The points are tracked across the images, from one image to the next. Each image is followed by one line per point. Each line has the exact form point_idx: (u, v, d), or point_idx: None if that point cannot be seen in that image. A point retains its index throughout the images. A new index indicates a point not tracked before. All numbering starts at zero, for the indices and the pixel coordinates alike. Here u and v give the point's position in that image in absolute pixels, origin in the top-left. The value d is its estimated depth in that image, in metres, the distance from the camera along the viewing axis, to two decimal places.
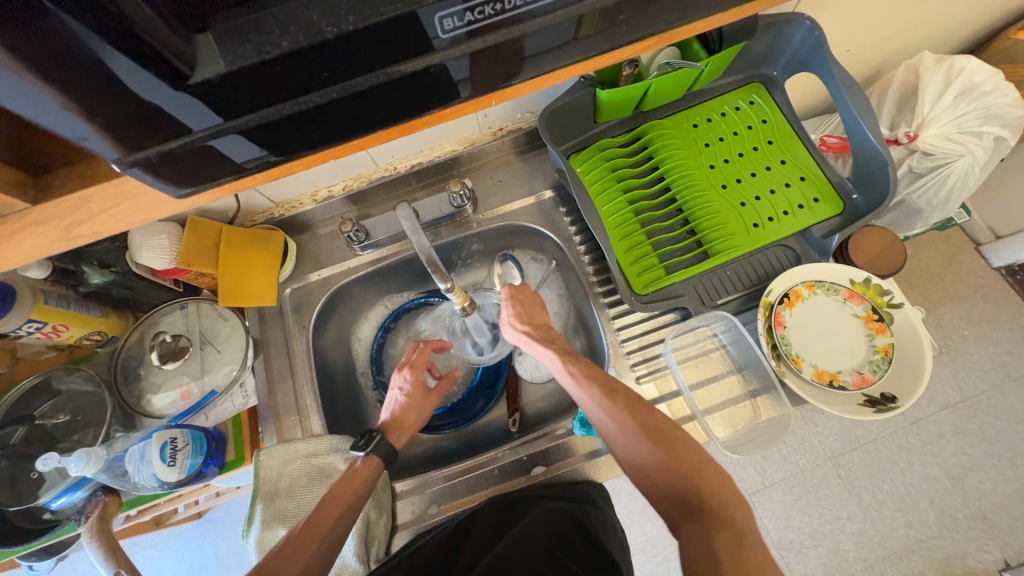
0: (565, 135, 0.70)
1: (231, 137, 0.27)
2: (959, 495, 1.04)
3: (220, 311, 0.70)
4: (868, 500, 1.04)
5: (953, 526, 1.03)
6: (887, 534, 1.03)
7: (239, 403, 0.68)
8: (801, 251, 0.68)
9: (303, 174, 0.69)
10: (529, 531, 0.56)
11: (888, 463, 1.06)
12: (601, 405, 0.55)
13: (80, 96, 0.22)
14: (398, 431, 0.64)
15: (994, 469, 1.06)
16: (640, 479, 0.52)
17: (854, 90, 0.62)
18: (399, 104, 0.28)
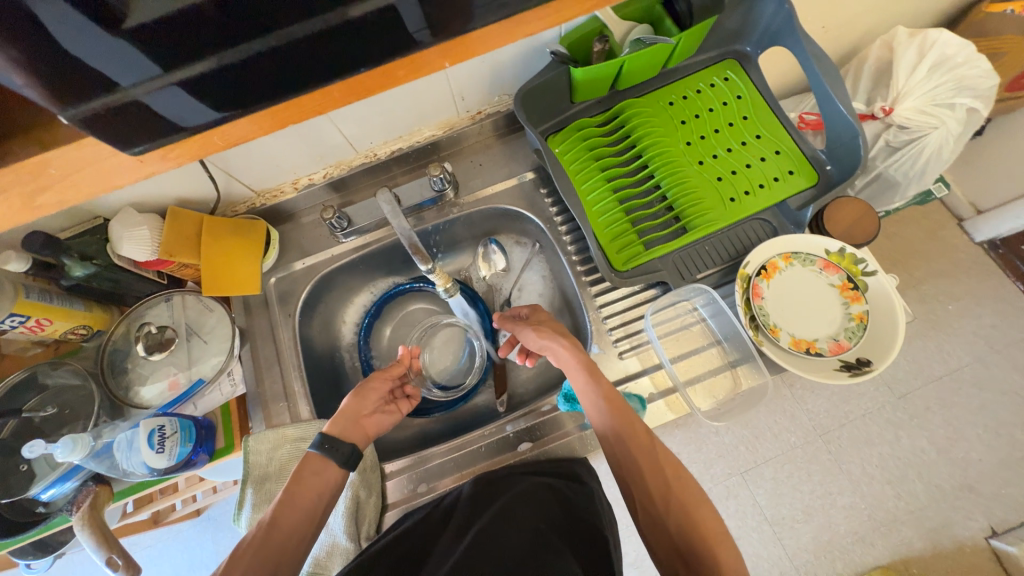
0: (542, 116, 0.70)
1: (174, 90, 0.28)
2: (947, 465, 1.07)
3: (206, 302, 0.71)
4: (857, 474, 1.07)
5: (940, 497, 1.06)
6: (877, 506, 1.05)
7: (227, 392, 0.68)
8: (777, 223, 0.69)
9: (283, 161, 0.70)
10: (514, 506, 0.57)
11: (876, 437, 1.08)
12: (636, 443, 0.56)
13: (23, 45, 0.24)
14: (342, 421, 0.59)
15: (980, 440, 1.09)
16: (654, 528, 0.53)
17: (824, 62, 0.63)
18: (346, 56, 0.30)
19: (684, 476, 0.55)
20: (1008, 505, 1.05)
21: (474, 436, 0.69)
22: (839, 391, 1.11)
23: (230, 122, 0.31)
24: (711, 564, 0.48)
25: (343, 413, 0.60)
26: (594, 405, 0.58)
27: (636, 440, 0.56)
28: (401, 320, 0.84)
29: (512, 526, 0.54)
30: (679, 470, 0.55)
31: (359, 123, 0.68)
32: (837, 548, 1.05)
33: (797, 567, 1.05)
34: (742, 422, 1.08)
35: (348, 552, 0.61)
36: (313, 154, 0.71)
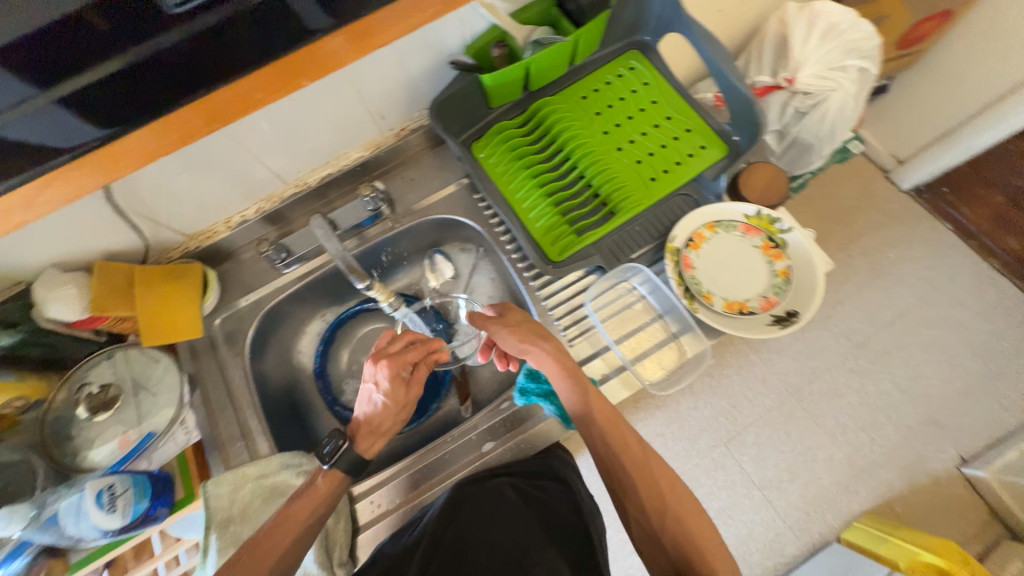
0: (461, 125, 0.73)
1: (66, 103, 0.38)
2: (911, 404, 1.15)
3: (151, 353, 0.69)
4: (831, 425, 1.14)
5: (910, 434, 1.13)
6: (854, 454, 1.12)
7: (182, 440, 0.67)
8: (698, 196, 0.72)
9: (210, 201, 0.70)
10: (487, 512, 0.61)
11: (844, 388, 1.17)
12: (626, 457, 0.57)
13: None
14: (374, 436, 0.63)
15: (938, 375, 1.16)
16: (649, 544, 0.54)
17: (713, 41, 0.67)
18: (186, 77, 0.40)
19: (679, 488, 0.56)
20: (972, 432, 1.12)
21: (436, 444, 0.69)
22: (803, 349, 1.20)
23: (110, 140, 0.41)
24: None
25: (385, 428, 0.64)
26: (585, 420, 0.59)
27: (626, 449, 0.57)
28: (358, 341, 0.83)
29: (490, 524, 0.60)
30: (672, 479, 0.56)
31: (282, 153, 0.69)
32: (825, 500, 1.10)
33: (790, 525, 1.09)
34: (715, 392, 1.17)
35: None
36: (240, 191, 0.72)
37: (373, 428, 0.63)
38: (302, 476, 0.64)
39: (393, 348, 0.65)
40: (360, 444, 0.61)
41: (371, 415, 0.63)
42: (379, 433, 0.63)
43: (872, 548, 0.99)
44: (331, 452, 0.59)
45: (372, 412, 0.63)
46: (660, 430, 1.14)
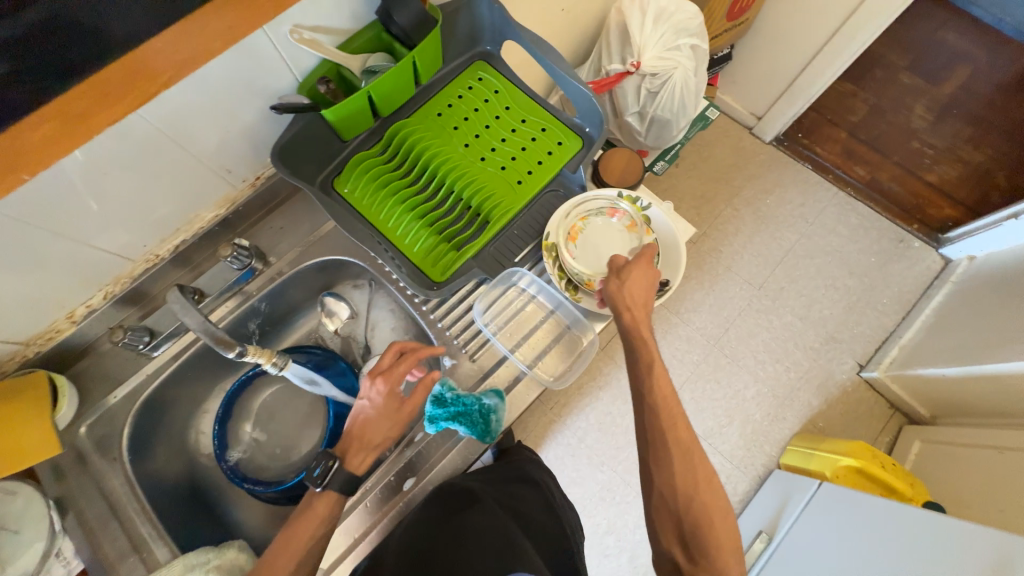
0: (316, 164, 0.70)
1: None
2: (811, 328, 1.28)
3: (5, 486, 0.61)
4: (753, 364, 1.25)
5: (816, 355, 1.26)
6: (776, 385, 1.24)
7: (64, 573, 0.60)
8: (566, 189, 0.76)
9: (36, 299, 0.61)
10: (484, 511, 0.59)
11: (756, 328, 1.28)
12: (671, 439, 0.58)
13: None
14: (362, 454, 0.59)
15: (827, 297, 1.30)
16: (662, 504, 0.58)
17: (542, 45, 0.70)
18: None
19: (714, 484, 0.58)
20: (864, 340, 1.27)
21: (357, 495, 0.66)
22: (714, 303, 1.30)
23: None
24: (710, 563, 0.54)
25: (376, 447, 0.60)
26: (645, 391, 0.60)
27: (675, 433, 0.58)
28: (259, 409, 0.77)
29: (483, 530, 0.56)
30: (710, 479, 0.58)
31: (116, 231, 0.63)
32: (762, 434, 1.21)
33: (737, 464, 1.19)
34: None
35: None
36: (75, 282, 0.64)
37: (364, 441, 0.60)
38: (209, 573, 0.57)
39: (388, 362, 0.61)
40: (345, 463, 0.58)
41: (368, 426, 0.60)
42: (370, 446, 0.60)
43: (804, 467, 1.08)
44: (318, 478, 0.55)
45: (369, 424, 0.60)
46: (609, 408, 1.21)
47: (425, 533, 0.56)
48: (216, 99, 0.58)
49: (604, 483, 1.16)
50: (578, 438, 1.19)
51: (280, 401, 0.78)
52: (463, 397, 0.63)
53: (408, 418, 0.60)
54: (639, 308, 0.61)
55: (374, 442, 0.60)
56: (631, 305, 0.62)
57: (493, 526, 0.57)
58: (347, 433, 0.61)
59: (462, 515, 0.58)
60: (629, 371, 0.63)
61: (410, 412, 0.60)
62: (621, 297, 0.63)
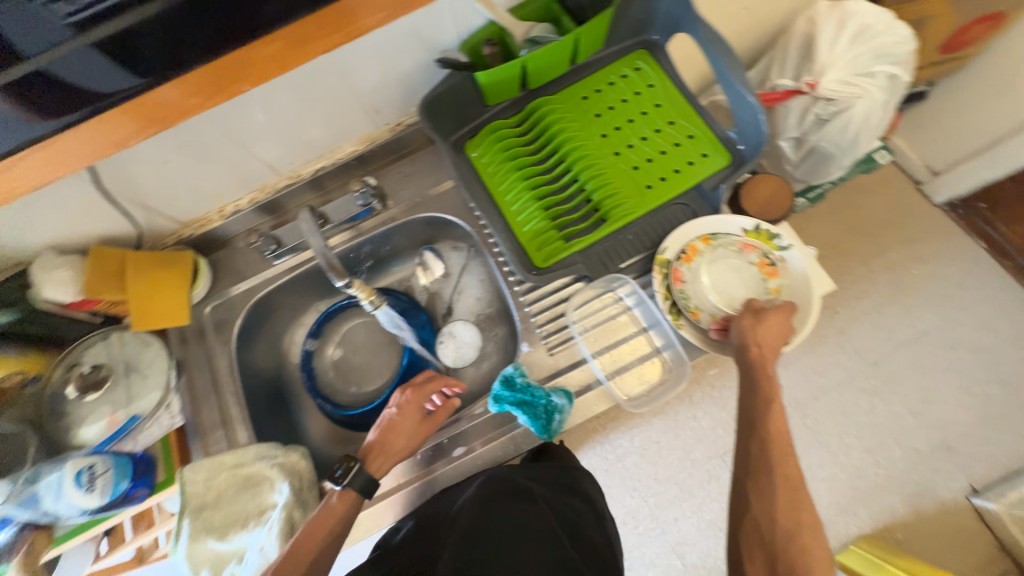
0: (456, 122, 0.71)
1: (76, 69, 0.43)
2: (924, 428, 1.07)
3: (142, 338, 0.71)
4: (836, 445, 1.08)
5: (920, 460, 1.06)
6: (856, 475, 1.05)
7: (166, 424, 0.69)
8: (696, 206, 0.69)
9: (201, 189, 0.70)
10: (532, 512, 0.59)
11: (852, 406, 1.08)
12: (778, 467, 0.50)
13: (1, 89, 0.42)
14: (381, 459, 0.63)
15: (955, 400, 1.09)
16: (758, 532, 0.48)
17: (721, 44, 0.63)
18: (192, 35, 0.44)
19: (822, 535, 0.47)
20: (989, 462, 1.05)
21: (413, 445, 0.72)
22: (811, 365, 1.11)
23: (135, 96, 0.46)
24: None
25: (393, 456, 0.64)
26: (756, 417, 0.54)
27: (784, 465, 0.50)
28: (348, 334, 0.83)
29: (534, 533, 0.57)
30: (819, 528, 0.47)
31: (274, 145, 0.69)
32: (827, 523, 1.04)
33: None
34: (714, 402, 1.12)
35: None
36: (232, 180, 0.72)
37: (385, 447, 0.64)
38: (276, 468, 0.64)
39: (418, 381, 0.68)
40: (365, 462, 0.62)
41: (390, 436, 0.65)
42: (389, 453, 0.64)
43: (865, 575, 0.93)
44: (338, 473, 0.60)
45: (390, 435, 0.65)
46: (657, 437, 1.10)
47: (478, 516, 0.57)
48: (388, 42, 0.61)
49: (630, 511, 1.08)
50: (616, 456, 1.10)
51: (364, 333, 0.83)
52: (532, 387, 0.62)
53: (428, 432, 0.65)
54: (769, 349, 0.56)
55: (394, 451, 0.64)
56: (762, 343, 0.57)
57: (540, 529, 0.57)
58: (370, 438, 0.65)
59: (511, 509, 0.59)
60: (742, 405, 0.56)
61: (430, 426, 0.66)
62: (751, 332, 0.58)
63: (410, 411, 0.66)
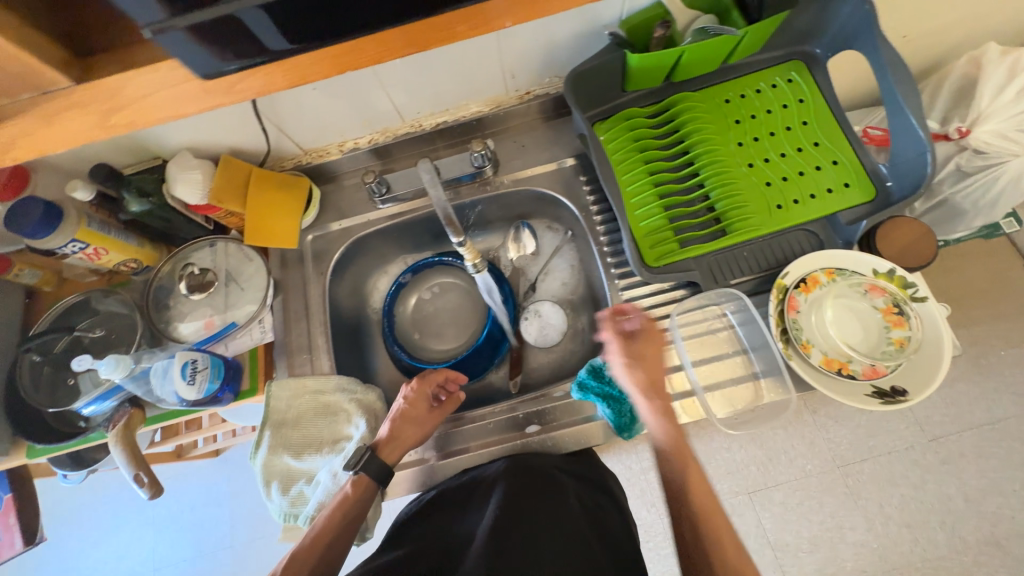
0: (592, 101, 0.69)
1: (252, 13, 0.28)
2: (974, 518, 0.99)
3: (246, 251, 0.74)
4: (874, 512, 1.01)
5: (963, 549, 0.98)
6: (890, 548, 0.99)
7: (257, 337, 0.71)
8: (825, 236, 0.65)
9: (331, 121, 0.71)
10: (564, 504, 0.59)
11: (900, 478, 1.01)
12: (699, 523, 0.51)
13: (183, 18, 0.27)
14: (393, 448, 0.63)
15: (1015, 496, 0.99)
16: None
17: (900, 70, 0.59)
18: None
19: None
20: None
21: (485, 413, 0.71)
22: (865, 425, 1.03)
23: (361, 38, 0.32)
24: None
25: (403, 445, 0.64)
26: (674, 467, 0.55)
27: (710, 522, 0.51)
28: (433, 288, 0.84)
29: (553, 530, 0.54)
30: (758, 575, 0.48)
31: (410, 91, 0.69)
32: None
33: None
34: (756, 441, 1.05)
35: None
36: (360, 118, 0.73)
37: (397, 437, 0.64)
38: (355, 403, 0.66)
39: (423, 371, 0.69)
40: (375, 450, 0.62)
41: (400, 429, 0.64)
42: (402, 443, 0.64)
43: None
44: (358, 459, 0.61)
45: (400, 429, 0.64)
46: (686, 460, 1.06)
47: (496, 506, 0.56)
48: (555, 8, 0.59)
49: (644, 525, 1.06)
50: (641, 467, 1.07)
51: (447, 292, 0.84)
52: (622, 384, 0.61)
53: (438, 421, 0.66)
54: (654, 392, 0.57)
55: (407, 442, 0.64)
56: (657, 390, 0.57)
57: (571, 523, 0.56)
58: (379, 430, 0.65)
59: (539, 502, 0.57)
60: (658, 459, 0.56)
61: (440, 416, 0.66)
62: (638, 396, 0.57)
63: (417, 403, 0.66)
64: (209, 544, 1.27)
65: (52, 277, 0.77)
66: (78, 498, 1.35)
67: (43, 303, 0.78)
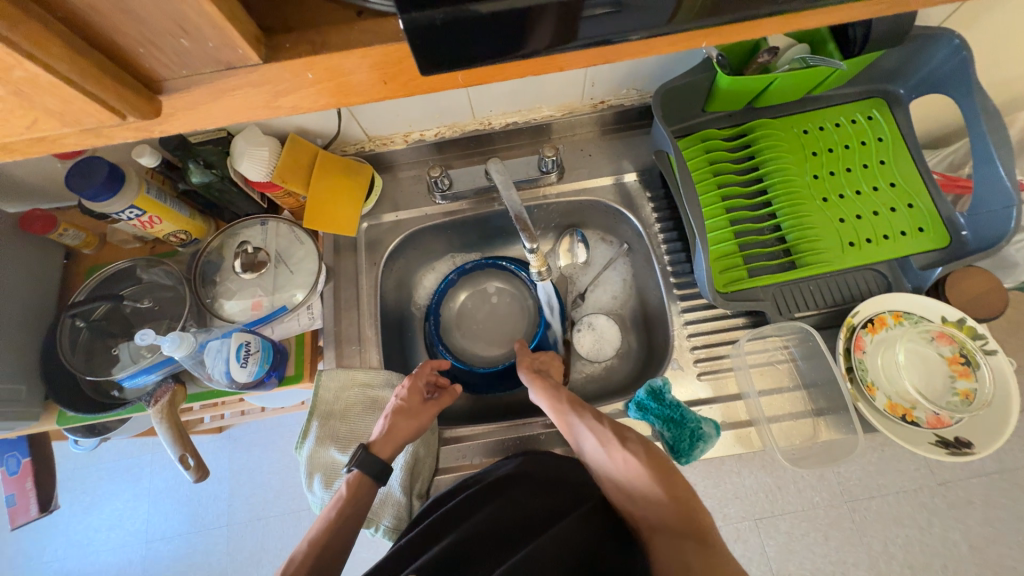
0: (672, 118, 0.68)
1: (421, 38, 0.23)
2: (975, 565, 0.91)
3: (298, 234, 0.71)
4: (877, 549, 0.92)
5: None
6: None
7: (305, 323, 0.70)
8: (893, 278, 0.65)
9: (403, 111, 0.70)
10: (574, 526, 0.53)
11: (907, 519, 0.92)
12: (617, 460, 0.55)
13: (419, 17, 0.21)
14: (389, 442, 0.60)
15: (1019, 547, 0.91)
16: (628, 503, 0.54)
17: (994, 120, 0.58)
18: None
19: (672, 476, 0.53)
20: None
21: (534, 421, 0.68)
22: (877, 463, 0.91)
23: (563, 55, 0.27)
24: (688, 535, 0.49)
25: (397, 437, 0.61)
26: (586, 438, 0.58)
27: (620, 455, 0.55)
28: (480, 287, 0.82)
29: (561, 551, 0.50)
30: (672, 477, 0.53)
31: (487, 89, 0.68)
32: None
33: None
34: (766, 467, 0.90)
35: (399, 505, 0.63)
36: (432, 111, 0.71)
37: (392, 433, 0.61)
38: None
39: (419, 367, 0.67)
40: (368, 446, 0.60)
41: (396, 426, 0.61)
42: (396, 439, 0.61)
43: None
44: (358, 457, 0.58)
45: (395, 426, 0.61)
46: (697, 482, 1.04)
47: (503, 507, 0.55)
48: None
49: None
50: None
51: (497, 298, 0.82)
52: (683, 408, 0.60)
53: (433, 412, 0.63)
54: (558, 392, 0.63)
55: (402, 436, 0.61)
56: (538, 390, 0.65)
57: (582, 545, 0.51)
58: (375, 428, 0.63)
59: (552, 527, 0.53)
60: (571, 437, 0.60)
61: (436, 408, 0.63)
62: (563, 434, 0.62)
63: (410, 397, 0.64)
64: (205, 520, 1.24)
65: (94, 239, 0.75)
66: (76, 462, 1.32)
67: (81, 265, 0.75)
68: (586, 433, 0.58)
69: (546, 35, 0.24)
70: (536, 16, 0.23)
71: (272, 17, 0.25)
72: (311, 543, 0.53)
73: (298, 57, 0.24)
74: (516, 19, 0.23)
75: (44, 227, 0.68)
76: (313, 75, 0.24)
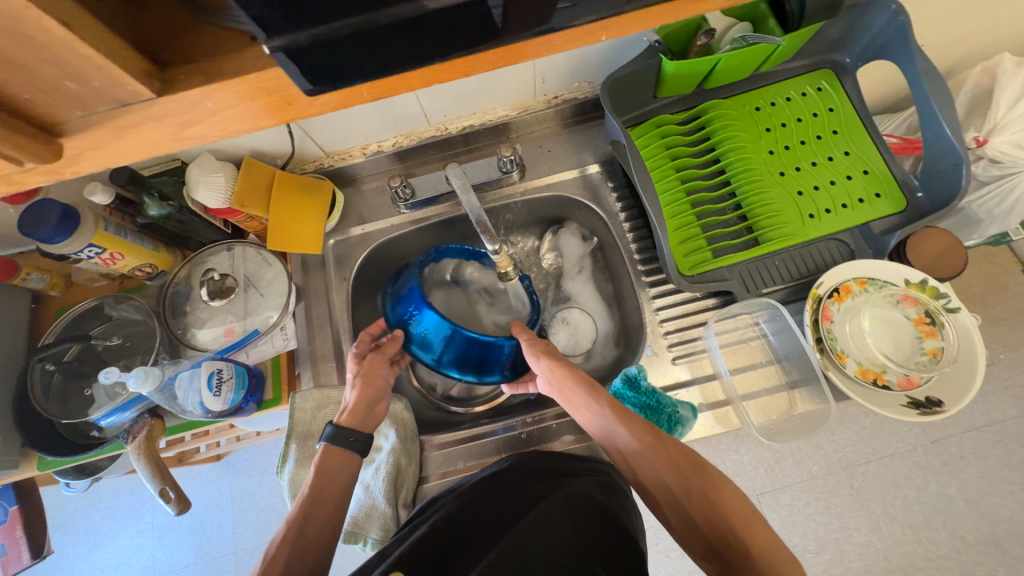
0: (623, 107, 0.68)
1: (305, 57, 0.23)
2: (973, 518, 0.92)
3: (265, 256, 0.71)
4: (877, 513, 0.93)
5: (963, 549, 0.91)
6: (894, 549, 0.92)
7: (279, 345, 0.68)
8: (856, 245, 0.66)
9: (356, 124, 0.69)
10: (558, 506, 0.50)
11: (902, 479, 0.93)
12: (663, 469, 0.50)
13: (294, 37, 0.22)
14: (352, 411, 0.60)
15: (1013, 497, 0.92)
16: (676, 517, 0.49)
17: (936, 81, 0.59)
18: None
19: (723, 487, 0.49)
20: None
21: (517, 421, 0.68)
22: (869, 428, 0.93)
23: (463, 62, 0.27)
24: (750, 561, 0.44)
25: (357, 403, 0.61)
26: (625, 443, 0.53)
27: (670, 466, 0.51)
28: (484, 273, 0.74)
29: (546, 533, 0.46)
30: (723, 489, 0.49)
31: (437, 95, 0.68)
32: None
33: None
34: (760, 443, 0.91)
35: (385, 516, 0.63)
36: (387, 121, 0.71)
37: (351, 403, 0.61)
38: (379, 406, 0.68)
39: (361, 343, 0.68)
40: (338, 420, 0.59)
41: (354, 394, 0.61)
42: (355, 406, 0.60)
43: None
44: (326, 432, 0.57)
45: (361, 395, 0.61)
46: None
47: (485, 495, 0.54)
48: None
49: (652, 527, 0.93)
50: None
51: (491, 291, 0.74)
52: (659, 394, 0.61)
53: (378, 364, 0.64)
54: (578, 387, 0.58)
55: (361, 397, 0.61)
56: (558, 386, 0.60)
57: (563, 525, 0.47)
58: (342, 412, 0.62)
59: (532, 508, 0.50)
60: (603, 435, 0.56)
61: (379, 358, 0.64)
62: (591, 430, 0.58)
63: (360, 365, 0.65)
64: (210, 549, 1.24)
65: (60, 280, 0.74)
66: (74, 504, 1.31)
67: (50, 308, 0.75)
68: (619, 429, 0.54)
69: (468, 36, 0.25)
70: (416, 26, 0.24)
71: (168, 54, 0.25)
72: (283, 541, 0.49)
73: (194, 89, 0.24)
74: (403, 27, 0.23)
75: (6, 273, 0.68)
76: (213, 103, 0.25)
